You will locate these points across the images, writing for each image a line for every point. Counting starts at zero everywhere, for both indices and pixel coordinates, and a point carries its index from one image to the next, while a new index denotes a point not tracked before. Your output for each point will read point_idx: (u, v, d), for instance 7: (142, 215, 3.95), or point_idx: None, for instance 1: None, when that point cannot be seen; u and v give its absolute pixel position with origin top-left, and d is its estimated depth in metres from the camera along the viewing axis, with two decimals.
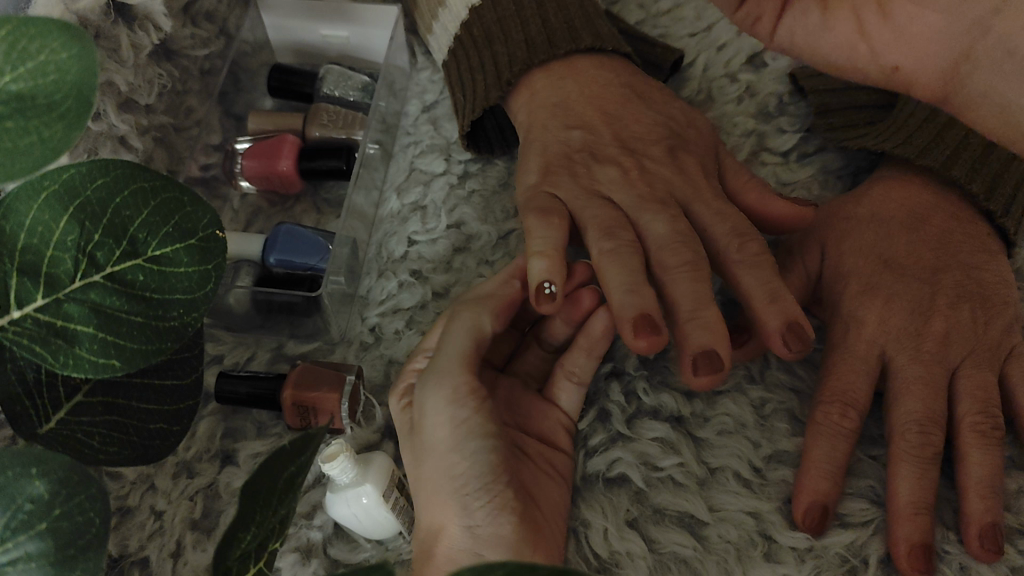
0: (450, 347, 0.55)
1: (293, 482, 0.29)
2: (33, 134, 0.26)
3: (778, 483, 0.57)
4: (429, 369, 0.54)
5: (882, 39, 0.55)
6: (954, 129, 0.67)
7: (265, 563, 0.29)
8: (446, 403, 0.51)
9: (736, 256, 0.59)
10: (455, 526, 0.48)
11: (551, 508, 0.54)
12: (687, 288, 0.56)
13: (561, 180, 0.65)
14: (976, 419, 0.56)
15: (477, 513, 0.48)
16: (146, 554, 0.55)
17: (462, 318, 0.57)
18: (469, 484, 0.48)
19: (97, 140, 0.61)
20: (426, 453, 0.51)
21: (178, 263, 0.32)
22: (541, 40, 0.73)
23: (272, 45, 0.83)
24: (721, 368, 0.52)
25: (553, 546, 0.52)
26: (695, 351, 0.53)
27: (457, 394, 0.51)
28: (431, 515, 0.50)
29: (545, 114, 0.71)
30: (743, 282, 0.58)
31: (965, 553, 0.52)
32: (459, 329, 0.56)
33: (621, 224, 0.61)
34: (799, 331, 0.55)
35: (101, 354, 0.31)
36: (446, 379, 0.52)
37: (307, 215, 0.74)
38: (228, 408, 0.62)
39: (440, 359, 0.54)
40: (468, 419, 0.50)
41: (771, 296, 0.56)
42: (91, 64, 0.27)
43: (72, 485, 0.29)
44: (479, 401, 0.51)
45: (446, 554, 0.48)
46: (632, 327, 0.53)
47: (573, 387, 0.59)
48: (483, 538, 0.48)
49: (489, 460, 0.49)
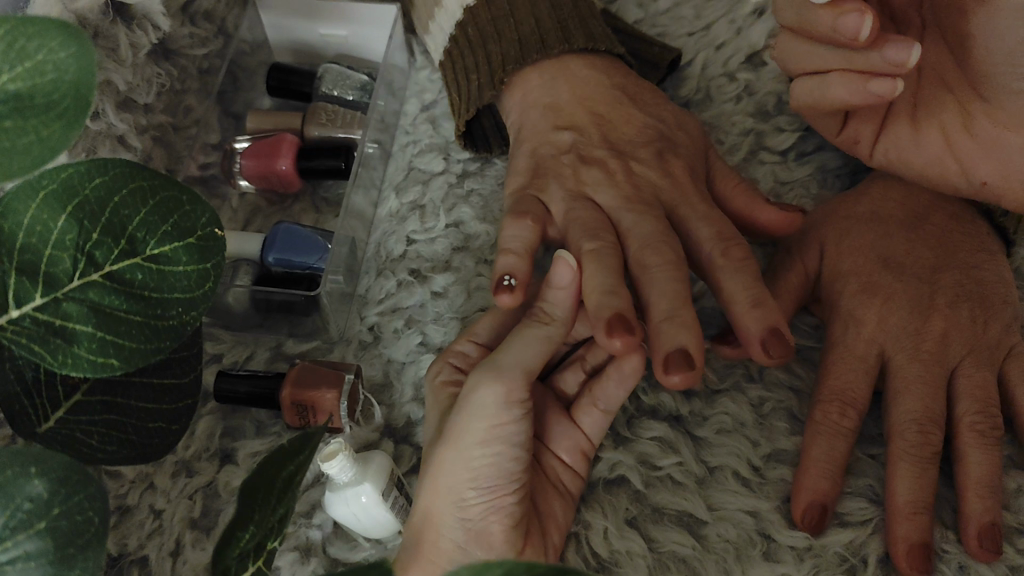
0: (518, 347, 0.51)
1: (292, 481, 0.29)
2: (31, 134, 0.26)
3: (776, 483, 0.57)
4: (487, 362, 0.51)
5: (971, 155, 0.63)
6: None
7: (264, 563, 0.29)
8: (495, 408, 0.48)
9: (728, 255, 0.59)
10: (451, 522, 0.47)
11: (552, 508, 0.53)
12: (671, 286, 0.56)
13: (548, 184, 0.66)
14: (974, 419, 0.56)
15: (477, 519, 0.47)
16: (145, 554, 0.54)
17: (531, 330, 0.53)
18: (480, 490, 0.47)
19: (96, 138, 0.61)
20: (452, 439, 0.48)
21: (176, 262, 0.32)
22: (534, 40, 0.72)
23: (271, 44, 0.83)
24: (696, 366, 0.51)
25: (550, 551, 0.52)
26: (672, 349, 0.52)
27: (509, 402, 0.49)
28: (430, 503, 0.48)
29: (539, 115, 0.71)
30: (727, 285, 0.58)
31: (964, 553, 0.52)
32: (524, 338, 0.52)
33: (608, 228, 0.61)
34: (780, 337, 0.54)
35: (99, 353, 0.30)
36: (503, 382, 0.49)
37: (306, 214, 0.74)
38: (228, 407, 0.62)
39: (502, 358, 0.51)
40: (505, 430, 0.48)
41: (756, 303, 0.56)
42: (91, 63, 0.27)
43: (71, 484, 0.29)
44: (521, 415, 0.49)
45: (435, 549, 0.47)
46: (605, 329, 0.51)
47: (599, 415, 0.56)
48: (477, 541, 0.47)
49: (510, 466, 0.48)
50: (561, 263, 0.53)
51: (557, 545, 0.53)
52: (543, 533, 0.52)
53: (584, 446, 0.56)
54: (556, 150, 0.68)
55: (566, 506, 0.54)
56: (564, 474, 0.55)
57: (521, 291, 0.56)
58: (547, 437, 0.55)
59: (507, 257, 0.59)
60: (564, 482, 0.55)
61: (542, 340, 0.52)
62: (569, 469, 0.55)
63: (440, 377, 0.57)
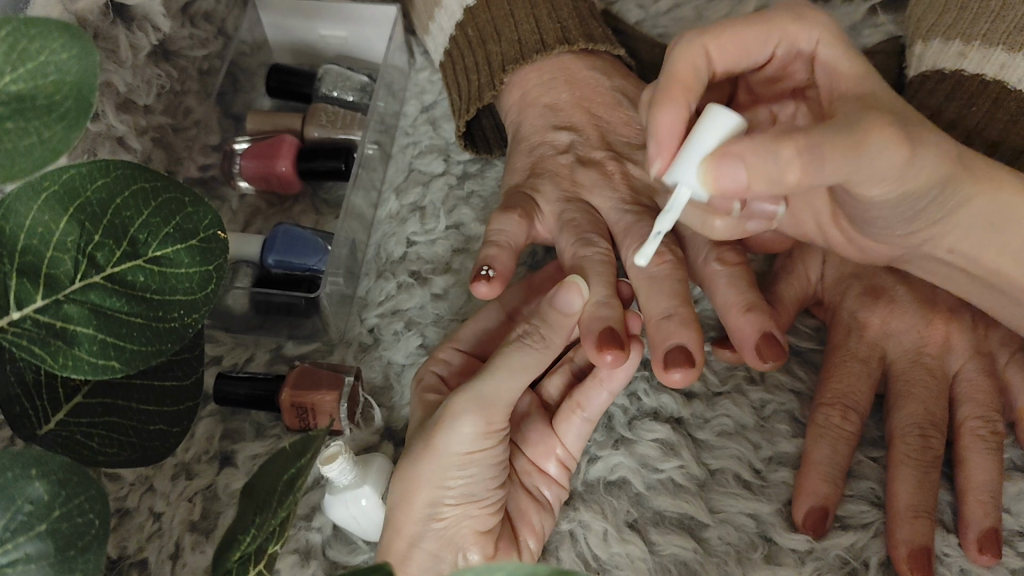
0: (506, 382, 0.48)
1: (293, 484, 0.29)
2: (33, 135, 0.27)
3: (778, 485, 0.57)
4: (468, 384, 0.49)
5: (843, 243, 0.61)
6: (962, 124, 0.66)
7: (265, 565, 0.29)
8: (474, 435, 0.48)
9: (721, 261, 0.61)
10: (422, 530, 0.48)
11: (530, 516, 0.53)
12: (676, 287, 0.56)
13: (542, 183, 0.66)
14: (975, 424, 0.56)
15: (448, 529, 0.48)
16: (145, 556, 0.54)
17: (516, 353, 0.49)
18: (454, 503, 0.48)
19: (96, 140, 0.61)
20: (431, 464, 0.48)
21: (178, 264, 0.32)
22: (533, 40, 0.72)
23: (272, 45, 0.83)
24: (695, 363, 0.51)
25: (525, 554, 0.52)
26: (669, 347, 0.52)
27: (488, 430, 0.48)
28: (402, 517, 0.48)
29: (538, 116, 0.71)
30: (719, 294, 0.60)
31: (965, 557, 0.52)
32: (510, 364, 0.49)
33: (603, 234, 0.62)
34: (772, 340, 0.55)
35: (100, 356, 0.31)
36: (486, 415, 0.48)
37: (306, 215, 0.74)
38: (227, 409, 0.62)
39: (484, 383, 0.48)
40: (483, 454, 0.49)
41: (749, 307, 0.57)
42: (91, 65, 0.28)
43: (70, 487, 0.29)
44: (498, 438, 0.49)
45: (406, 557, 0.48)
46: (595, 341, 0.51)
47: (580, 422, 0.56)
48: (447, 547, 0.49)
49: (489, 485, 0.50)
50: (573, 289, 0.50)
51: (536, 549, 0.53)
52: (517, 539, 0.52)
53: (563, 455, 0.56)
54: (553, 151, 0.68)
55: (543, 513, 0.54)
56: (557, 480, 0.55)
57: (498, 282, 0.58)
58: (527, 443, 0.56)
59: (493, 248, 0.60)
60: (544, 491, 0.55)
61: (534, 367, 0.49)
62: (554, 479, 0.55)
63: (423, 384, 0.58)
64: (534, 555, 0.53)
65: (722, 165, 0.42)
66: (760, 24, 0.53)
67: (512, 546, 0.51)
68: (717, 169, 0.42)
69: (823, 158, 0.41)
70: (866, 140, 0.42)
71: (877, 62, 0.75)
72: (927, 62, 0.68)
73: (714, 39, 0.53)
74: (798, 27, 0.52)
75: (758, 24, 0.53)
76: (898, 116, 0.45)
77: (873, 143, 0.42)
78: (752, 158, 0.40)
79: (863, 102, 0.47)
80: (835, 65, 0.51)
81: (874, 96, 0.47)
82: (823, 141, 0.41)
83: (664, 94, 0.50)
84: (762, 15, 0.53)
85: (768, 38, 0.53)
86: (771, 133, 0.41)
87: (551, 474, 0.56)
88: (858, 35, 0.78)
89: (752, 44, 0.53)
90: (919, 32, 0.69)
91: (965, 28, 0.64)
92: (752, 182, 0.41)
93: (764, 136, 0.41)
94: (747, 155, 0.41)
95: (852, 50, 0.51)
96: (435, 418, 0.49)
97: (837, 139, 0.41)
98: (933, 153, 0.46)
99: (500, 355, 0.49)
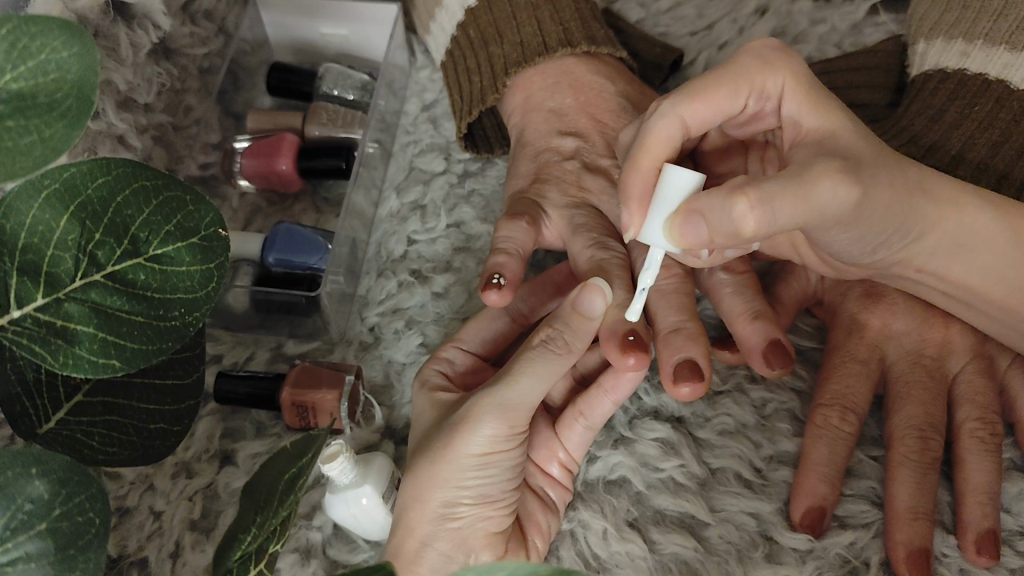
0: (527, 387, 0.48)
1: (294, 482, 0.29)
2: (33, 134, 0.27)
3: (778, 484, 0.57)
4: (488, 389, 0.49)
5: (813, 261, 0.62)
6: (963, 125, 0.63)
7: (265, 565, 0.29)
8: (493, 439, 0.48)
9: (727, 269, 0.61)
10: (436, 530, 0.48)
11: (536, 516, 0.53)
12: (680, 303, 0.57)
13: (546, 189, 0.66)
14: (975, 425, 0.56)
15: (461, 529, 0.48)
16: (145, 554, 0.54)
17: (539, 358, 0.48)
18: (470, 504, 0.48)
19: (96, 138, 0.61)
20: (448, 466, 0.48)
21: (179, 263, 0.32)
22: (535, 43, 0.72)
23: (273, 44, 0.83)
24: (703, 377, 0.53)
25: (531, 553, 0.52)
26: (678, 361, 0.53)
27: (508, 434, 0.48)
28: (416, 517, 0.48)
29: (540, 118, 0.71)
30: (724, 301, 0.60)
31: (964, 557, 0.52)
32: (532, 369, 0.48)
33: (607, 234, 0.62)
34: (779, 348, 0.56)
35: (100, 354, 0.31)
36: (506, 420, 0.48)
37: (306, 214, 0.73)
38: (227, 408, 0.62)
39: (508, 389, 0.48)
40: (502, 456, 0.49)
41: (754, 315, 0.58)
42: (92, 63, 0.28)
43: (71, 485, 0.29)
44: (516, 441, 0.49)
45: (418, 557, 0.47)
46: (616, 345, 0.51)
47: (582, 430, 0.55)
48: (459, 548, 0.48)
49: (504, 487, 0.50)
50: (593, 291, 0.49)
51: (541, 548, 0.53)
52: (524, 539, 0.52)
53: (565, 458, 0.56)
54: (558, 156, 0.68)
55: (549, 515, 0.54)
56: (558, 484, 0.56)
57: (508, 290, 0.58)
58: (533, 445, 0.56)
59: (501, 256, 0.59)
60: (549, 494, 0.55)
61: (554, 371, 0.48)
62: (556, 481, 0.56)
63: (428, 386, 0.57)
64: (540, 554, 0.53)
65: (687, 222, 0.44)
66: (725, 81, 0.51)
67: (519, 548, 0.51)
68: (681, 225, 0.44)
69: (777, 209, 0.42)
70: (814, 190, 0.43)
71: (876, 61, 0.73)
72: (928, 63, 0.67)
73: (687, 107, 0.51)
74: (762, 73, 0.50)
75: (721, 80, 0.51)
76: (852, 157, 0.46)
77: (821, 189, 0.43)
78: (711, 217, 0.43)
79: (820, 140, 0.48)
80: (799, 111, 0.49)
81: (835, 134, 0.48)
82: (775, 194, 0.42)
83: (630, 172, 0.50)
84: (726, 69, 0.52)
85: (737, 95, 0.51)
86: (728, 186, 0.43)
87: (554, 476, 0.56)
88: (860, 35, 0.78)
89: (722, 103, 0.52)
90: (919, 33, 0.69)
91: (966, 29, 0.65)
92: (712, 236, 0.44)
93: (721, 193, 0.42)
94: (705, 211, 0.43)
95: (818, 91, 0.50)
96: (455, 421, 0.49)
97: (786, 191, 0.42)
98: (884, 190, 0.47)
99: (519, 359, 0.49)
